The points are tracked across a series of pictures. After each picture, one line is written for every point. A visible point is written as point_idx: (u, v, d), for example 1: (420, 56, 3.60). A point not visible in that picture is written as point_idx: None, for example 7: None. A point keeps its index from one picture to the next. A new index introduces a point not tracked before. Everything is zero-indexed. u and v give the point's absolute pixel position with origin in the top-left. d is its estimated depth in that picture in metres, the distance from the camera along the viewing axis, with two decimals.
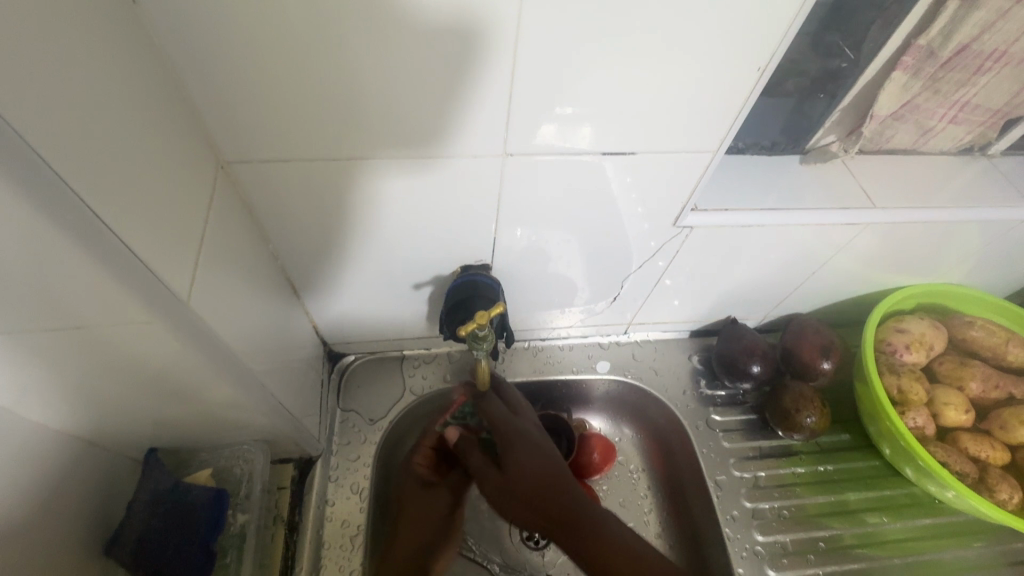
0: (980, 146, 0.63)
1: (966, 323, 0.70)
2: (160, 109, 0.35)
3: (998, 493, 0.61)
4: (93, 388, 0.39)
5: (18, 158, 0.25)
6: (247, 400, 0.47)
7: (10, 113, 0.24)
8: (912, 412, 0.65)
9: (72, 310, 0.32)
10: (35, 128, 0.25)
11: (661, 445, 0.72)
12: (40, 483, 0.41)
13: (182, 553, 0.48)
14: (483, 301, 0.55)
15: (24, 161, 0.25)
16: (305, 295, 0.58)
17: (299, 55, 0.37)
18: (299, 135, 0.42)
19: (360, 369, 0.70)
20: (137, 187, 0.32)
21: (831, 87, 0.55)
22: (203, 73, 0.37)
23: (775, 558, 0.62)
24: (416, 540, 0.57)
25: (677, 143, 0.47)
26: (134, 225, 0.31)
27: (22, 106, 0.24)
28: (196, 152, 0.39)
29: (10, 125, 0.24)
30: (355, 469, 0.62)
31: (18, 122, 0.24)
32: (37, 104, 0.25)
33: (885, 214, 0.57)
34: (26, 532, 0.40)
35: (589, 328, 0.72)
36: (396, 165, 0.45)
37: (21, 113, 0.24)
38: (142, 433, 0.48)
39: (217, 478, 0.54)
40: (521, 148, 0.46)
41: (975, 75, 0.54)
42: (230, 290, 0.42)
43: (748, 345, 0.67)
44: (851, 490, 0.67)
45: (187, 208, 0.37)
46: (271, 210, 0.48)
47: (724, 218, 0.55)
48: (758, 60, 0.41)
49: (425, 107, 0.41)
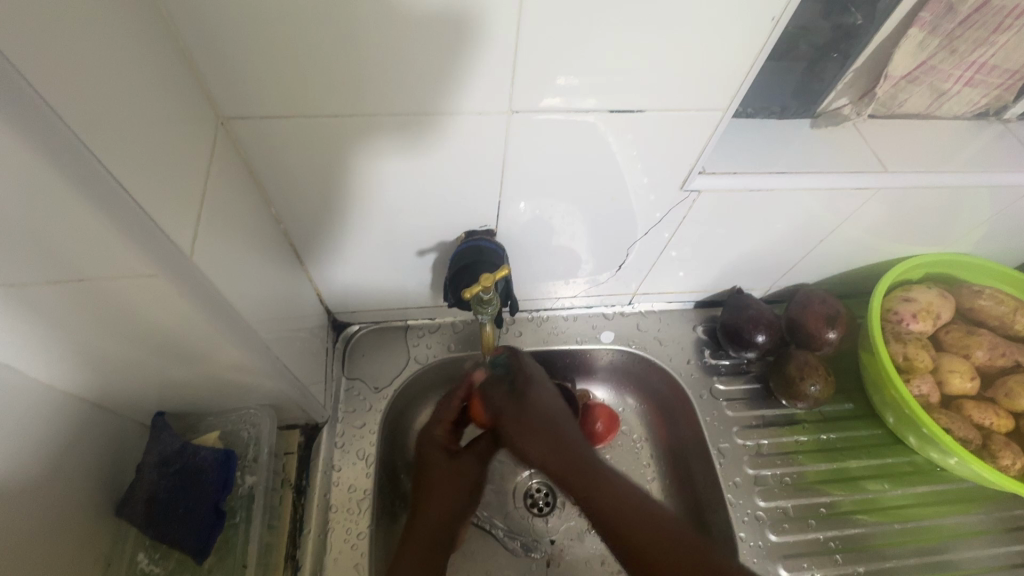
0: (995, 110, 0.62)
1: (974, 292, 0.69)
2: (158, 59, 0.34)
3: (1001, 459, 0.62)
4: (98, 347, 0.39)
5: (16, 96, 0.24)
6: (253, 365, 0.47)
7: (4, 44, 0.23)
8: (917, 380, 0.65)
9: (72, 261, 0.32)
10: (31, 64, 0.24)
11: (664, 415, 0.73)
12: (48, 441, 0.41)
13: (192, 514, 0.49)
14: (487, 267, 0.54)
15: (18, 98, 0.24)
16: (309, 262, 0.58)
17: (299, 6, 0.36)
18: (302, 93, 0.41)
19: (364, 339, 0.70)
20: (136, 137, 0.31)
21: (845, 47, 0.54)
22: (202, 24, 0.36)
23: (776, 524, 0.63)
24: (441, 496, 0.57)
25: (686, 105, 0.46)
26: (136, 176, 0.31)
27: (17, 38, 0.23)
28: (196, 107, 0.39)
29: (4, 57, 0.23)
30: (360, 436, 0.63)
31: (12, 56, 0.23)
32: (32, 40, 0.24)
33: (896, 179, 0.56)
34: (35, 489, 0.40)
35: (593, 298, 0.72)
36: (399, 126, 0.44)
37: (17, 46, 0.23)
38: (148, 397, 0.48)
39: (225, 441, 0.54)
40: (528, 108, 0.44)
41: (994, 33, 0.52)
42: (233, 251, 0.42)
43: (753, 314, 0.67)
44: (853, 458, 0.68)
45: (187, 163, 0.36)
46: (273, 172, 0.47)
47: (734, 182, 0.54)
48: (773, 12, 0.40)
49: (429, 63, 0.40)
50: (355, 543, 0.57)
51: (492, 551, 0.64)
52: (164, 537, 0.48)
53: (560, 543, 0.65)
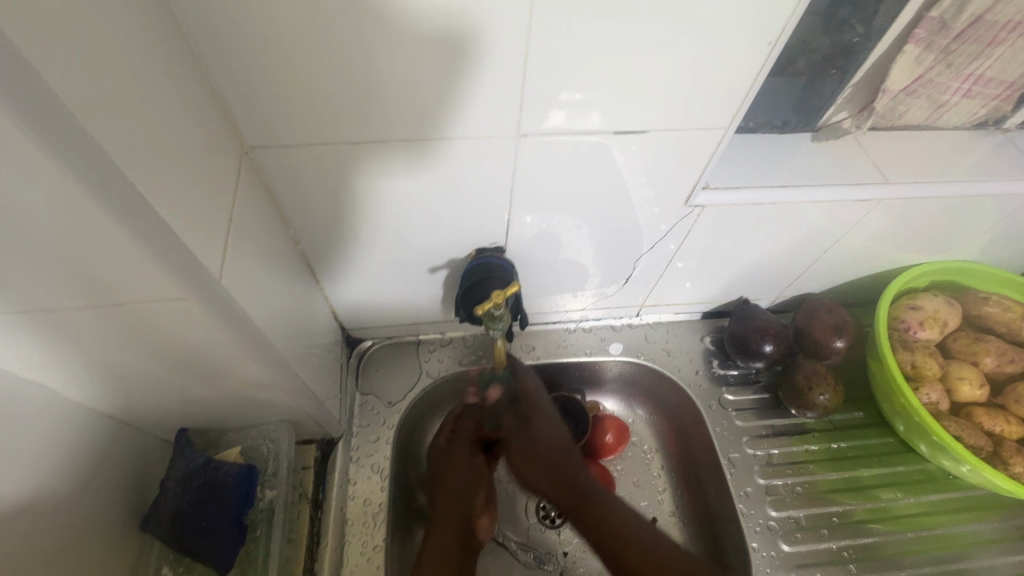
0: (995, 120, 0.63)
1: (980, 299, 0.69)
2: (191, 97, 0.37)
3: (1013, 466, 0.62)
4: (125, 366, 0.41)
5: (76, 142, 0.26)
6: (273, 381, 0.48)
7: (36, 63, 0.24)
8: (925, 388, 0.65)
9: (111, 286, 0.34)
10: (87, 114, 0.27)
11: (674, 424, 0.73)
12: (78, 456, 0.43)
13: (215, 527, 0.50)
14: (497, 283, 0.56)
15: (77, 145, 0.27)
16: (324, 280, 0.60)
17: (315, 41, 0.38)
18: (321, 123, 0.43)
19: (377, 354, 0.71)
20: (170, 169, 0.33)
21: (842, 64, 0.55)
22: (230, 60, 0.38)
23: (789, 534, 0.63)
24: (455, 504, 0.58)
25: (688, 124, 0.48)
26: (172, 208, 0.33)
27: (61, 76, 0.25)
28: (222, 138, 0.41)
29: (65, 109, 0.26)
30: (374, 450, 0.64)
31: (71, 105, 0.26)
32: (71, 73, 0.26)
33: (898, 190, 0.57)
34: (66, 502, 0.42)
35: (601, 311, 0.73)
36: (412, 150, 0.46)
37: (53, 71, 0.25)
38: (170, 414, 0.50)
39: (245, 456, 0.56)
40: (534, 130, 0.46)
41: (990, 46, 0.54)
42: (255, 272, 0.43)
43: (760, 324, 0.68)
44: (864, 467, 0.68)
45: (216, 191, 0.38)
46: (292, 195, 0.49)
47: (738, 197, 0.55)
48: (770, 36, 0.41)
49: (440, 89, 0.42)
50: (371, 556, 0.58)
51: (506, 562, 0.65)
52: (188, 550, 0.49)
53: (572, 555, 0.66)
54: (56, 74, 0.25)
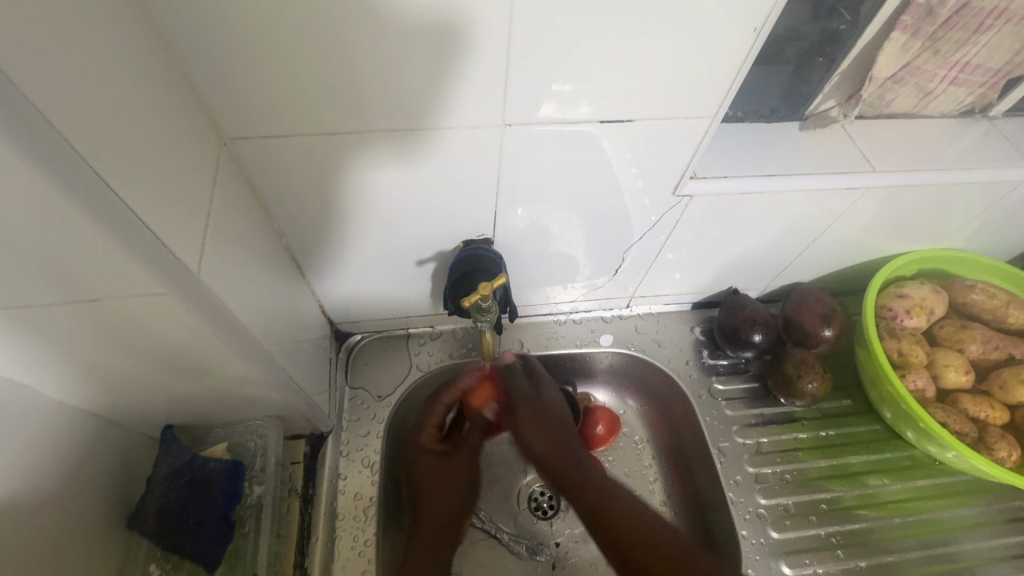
0: (981, 108, 0.63)
1: (967, 287, 0.70)
2: (165, 88, 0.36)
3: (997, 451, 0.63)
4: (104, 363, 0.40)
5: (41, 135, 0.26)
6: (260, 377, 0.48)
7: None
8: (912, 375, 0.66)
9: (84, 283, 0.33)
10: (54, 107, 0.26)
11: (665, 415, 0.74)
12: (60, 455, 0.42)
13: (203, 523, 0.49)
14: (484, 275, 0.55)
15: (42, 137, 0.26)
16: (310, 274, 0.59)
17: (295, 27, 0.37)
18: (301, 111, 0.42)
19: (367, 348, 0.71)
20: (143, 162, 0.32)
21: (829, 51, 0.55)
22: (205, 50, 0.37)
23: (778, 521, 0.64)
24: (452, 504, 0.57)
25: (675, 113, 0.47)
26: (145, 202, 0.32)
27: (26, 68, 0.24)
28: (200, 130, 0.40)
29: (30, 103, 0.25)
30: (365, 445, 0.64)
31: (35, 98, 0.25)
32: (39, 67, 0.25)
33: (886, 178, 0.57)
34: (49, 502, 0.41)
35: (592, 302, 0.73)
36: (397, 140, 0.46)
37: (18, 64, 0.24)
38: (155, 411, 0.49)
39: (233, 453, 0.55)
40: (520, 119, 0.46)
41: (976, 33, 0.54)
42: (238, 266, 0.43)
43: (749, 314, 0.68)
44: (851, 454, 0.69)
45: (193, 183, 0.38)
46: (274, 187, 0.48)
47: (727, 185, 0.55)
48: (756, 22, 0.41)
49: (424, 77, 0.41)
50: (362, 550, 0.58)
51: (498, 554, 0.65)
52: (175, 547, 0.49)
53: (564, 545, 0.66)
54: (21, 66, 0.24)
